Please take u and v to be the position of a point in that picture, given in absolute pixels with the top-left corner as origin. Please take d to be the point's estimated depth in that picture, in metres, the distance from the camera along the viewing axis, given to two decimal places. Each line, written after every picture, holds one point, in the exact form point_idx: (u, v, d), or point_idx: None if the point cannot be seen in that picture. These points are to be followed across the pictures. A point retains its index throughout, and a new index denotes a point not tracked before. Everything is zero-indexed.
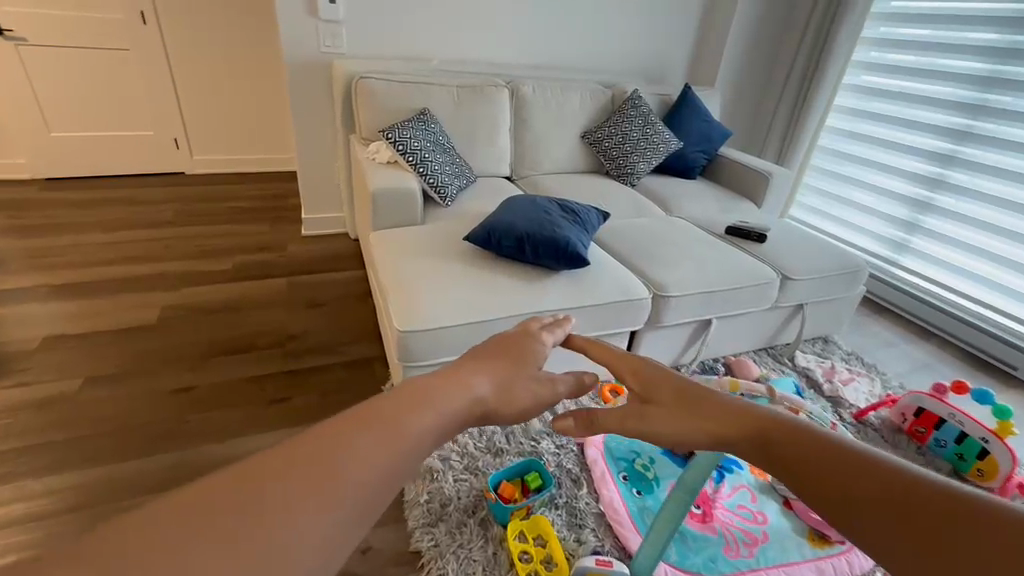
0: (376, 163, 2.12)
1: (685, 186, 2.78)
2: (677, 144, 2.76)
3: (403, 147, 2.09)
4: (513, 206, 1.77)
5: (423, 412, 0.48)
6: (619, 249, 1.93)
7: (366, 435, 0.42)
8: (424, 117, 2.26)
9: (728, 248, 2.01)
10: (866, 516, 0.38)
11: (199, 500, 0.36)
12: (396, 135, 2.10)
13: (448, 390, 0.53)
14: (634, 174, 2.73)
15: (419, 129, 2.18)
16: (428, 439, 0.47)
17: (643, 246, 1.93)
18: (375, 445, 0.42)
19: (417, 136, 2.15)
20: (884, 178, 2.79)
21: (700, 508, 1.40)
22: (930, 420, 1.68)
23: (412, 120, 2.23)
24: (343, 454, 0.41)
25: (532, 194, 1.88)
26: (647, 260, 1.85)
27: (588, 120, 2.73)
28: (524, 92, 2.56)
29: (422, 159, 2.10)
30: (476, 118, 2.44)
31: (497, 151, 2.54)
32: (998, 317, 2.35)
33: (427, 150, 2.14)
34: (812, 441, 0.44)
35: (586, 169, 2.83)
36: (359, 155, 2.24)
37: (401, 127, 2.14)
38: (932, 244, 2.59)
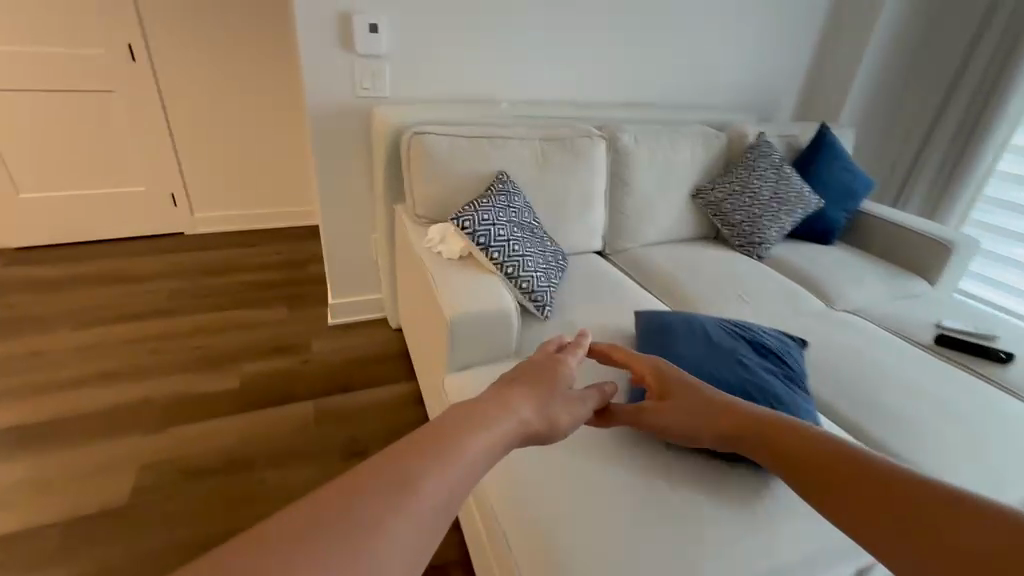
0: (442, 261, 1.48)
1: (829, 257, 2.13)
2: (818, 202, 2.11)
3: (484, 240, 1.45)
4: (682, 346, 1.14)
5: (473, 433, 0.58)
6: (834, 409, 1.34)
7: (432, 459, 0.52)
8: (504, 189, 1.63)
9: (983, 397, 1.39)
10: (834, 487, 0.61)
11: (314, 510, 0.45)
12: (474, 221, 1.46)
13: (499, 416, 0.64)
14: (764, 242, 2.09)
15: (502, 208, 1.54)
16: (480, 464, 0.56)
17: (858, 401, 1.35)
18: (440, 466, 0.52)
19: (502, 219, 1.51)
20: None
21: None
22: None
23: (489, 194, 1.59)
24: (415, 477, 0.50)
25: (690, 318, 1.26)
26: (883, 429, 1.27)
27: (701, 174, 2.10)
28: (624, 142, 1.92)
29: (512, 254, 1.47)
30: (566, 181, 1.81)
31: (590, 222, 1.91)
32: None
33: (516, 239, 1.51)
34: (780, 436, 0.74)
35: (695, 236, 2.18)
36: (414, 243, 1.61)
37: (479, 208, 1.49)
38: None
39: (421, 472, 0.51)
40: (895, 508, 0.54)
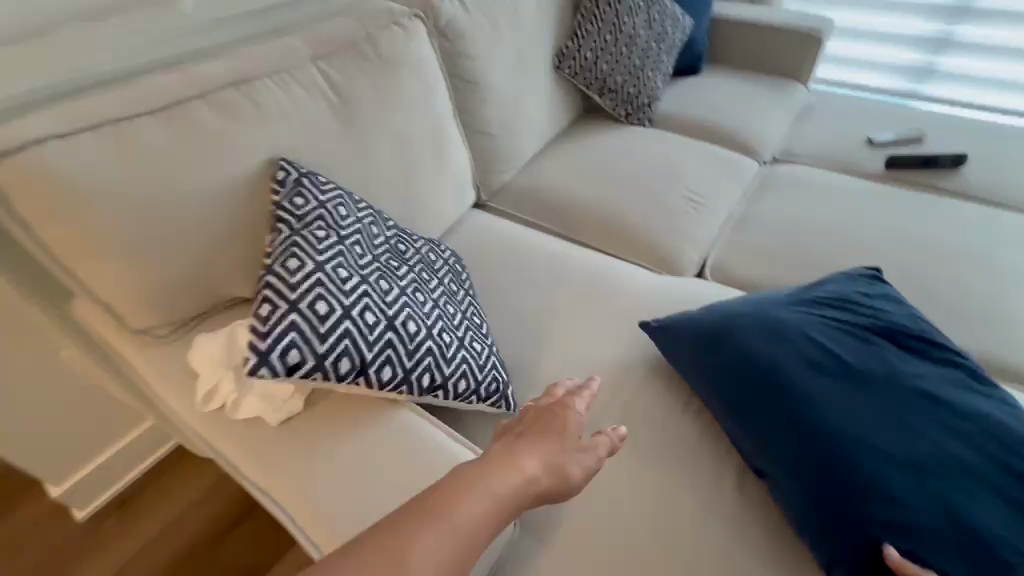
0: (280, 443, 0.67)
1: (714, 89, 1.73)
2: (689, 23, 1.62)
3: (347, 365, 0.64)
4: (835, 400, 0.72)
5: (475, 495, 0.55)
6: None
7: (426, 532, 0.51)
8: (312, 211, 0.75)
9: (988, 220, 1.19)
10: None
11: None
12: (307, 338, 0.62)
13: (505, 467, 0.59)
14: (654, 100, 1.57)
15: (340, 262, 0.71)
16: (477, 527, 0.54)
17: (910, 290, 1.05)
18: (435, 542, 0.51)
19: (358, 290, 0.69)
20: None
21: None
22: None
23: (293, 241, 0.70)
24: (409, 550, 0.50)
25: (778, 317, 0.82)
26: (954, 323, 1.00)
27: (556, 29, 1.41)
28: (449, 16, 1.11)
29: (416, 351, 0.70)
30: (393, 121, 0.99)
31: (455, 171, 1.16)
32: None
33: (405, 311, 0.72)
34: None
35: (569, 123, 1.57)
36: (188, 412, 0.72)
37: (298, 303, 0.64)
38: (967, 60, 2.03)
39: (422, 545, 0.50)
40: None
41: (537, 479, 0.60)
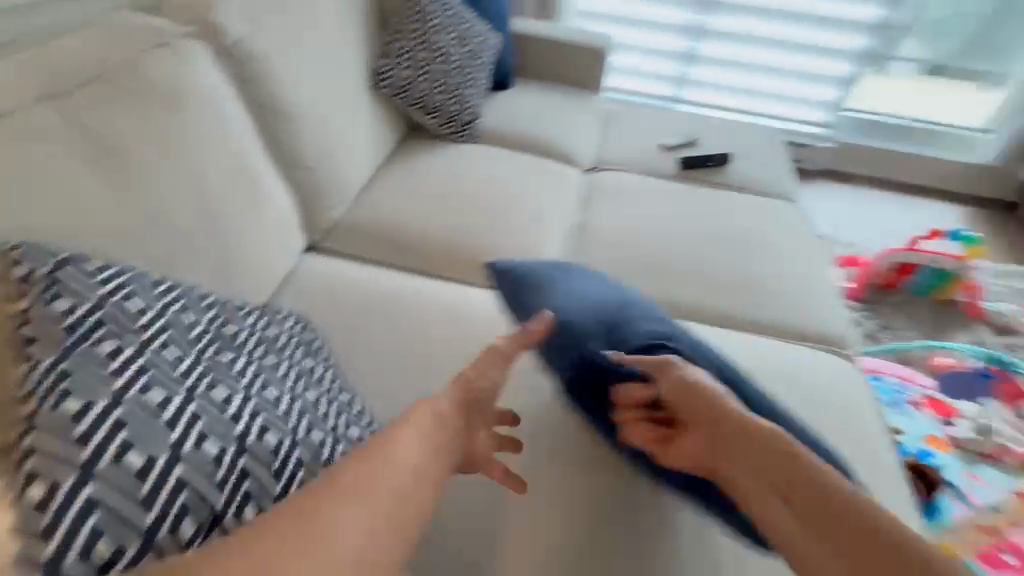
0: None
1: (528, 103, 1.80)
2: (497, 41, 1.65)
3: (191, 519, 0.49)
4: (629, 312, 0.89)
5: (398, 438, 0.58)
6: (713, 304, 1.18)
7: (354, 476, 0.52)
8: (89, 315, 0.55)
9: (760, 207, 1.45)
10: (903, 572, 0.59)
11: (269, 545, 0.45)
12: (121, 508, 0.46)
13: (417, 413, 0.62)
14: (475, 116, 1.54)
15: (146, 380, 0.53)
16: (403, 459, 0.56)
17: (722, 277, 1.23)
18: (357, 483, 0.51)
19: (183, 411, 0.53)
20: (652, 9, 2.44)
21: (1015, 557, 1.10)
22: (909, 269, 1.77)
23: (63, 369, 0.49)
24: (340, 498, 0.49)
25: (579, 288, 0.94)
26: (759, 299, 1.19)
27: (366, 46, 1.31)
28: (237, 34, 0.95)
29: (285, 462, 0.58)
30: (182, 168, 0.79)
31: (276, 214, 0.98)
32: (779, 124, 2.56)
33: (261, 419, 0.58)
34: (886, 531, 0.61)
35: (394, 146, 1.47)
36: None
37: (97, 463, 0.46)
38: (710, 71, 2.52)
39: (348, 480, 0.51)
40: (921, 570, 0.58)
41: (442, 410, 0.64)
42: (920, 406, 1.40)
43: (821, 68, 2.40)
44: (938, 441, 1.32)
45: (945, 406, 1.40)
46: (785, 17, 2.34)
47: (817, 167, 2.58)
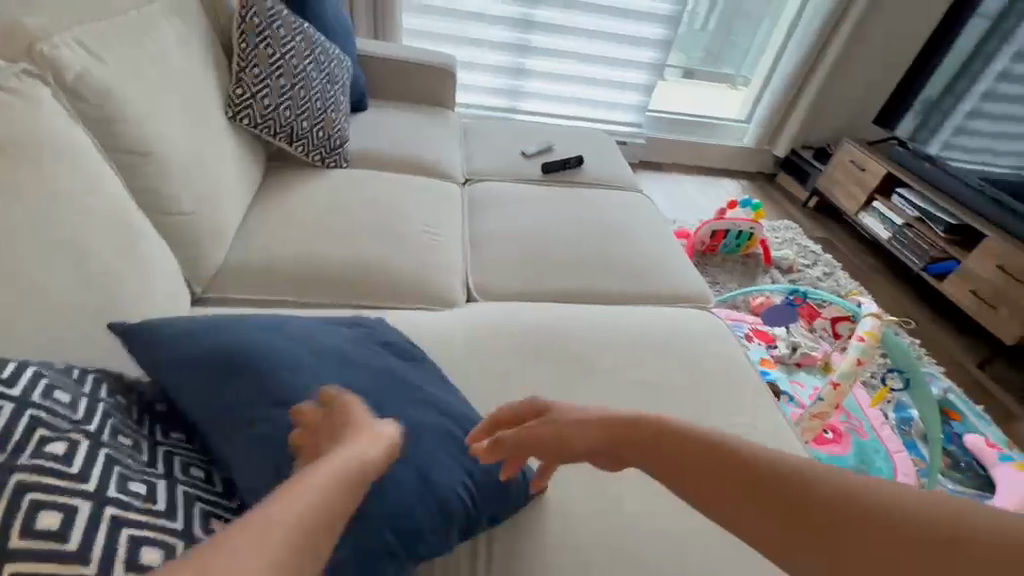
0: None
1: (389, 123, 1.81)
2: (349, 64, 1.65)
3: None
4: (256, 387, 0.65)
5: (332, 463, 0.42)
6: (605, 286, 1.34)
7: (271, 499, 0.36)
8: (14, 421, 0.46)
9: (615, 198, 1.68)
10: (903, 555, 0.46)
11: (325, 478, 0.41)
12: None
13: (360, 442, 0.48)
14: (343, 140, 1.50)
15: (129, 472, 0.49)
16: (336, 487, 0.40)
17: (604, 258, 1.41)
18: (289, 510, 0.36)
19: (174, 496, 0.51)
20: (480, 28, 2.62)
21: (829, 432, 1.49)
22: (721, 234, 2.22)
23: (18, 480, 0.42)
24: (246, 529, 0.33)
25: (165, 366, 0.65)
26: (636, 272, 1.39)
27: (214, 74, 1.21)
28: (79, 68, 0.83)
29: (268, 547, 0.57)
30: (54, 230, 0.67)
31: (162, 267, 0.87)
32: (601, 126, 2.97)
33: (246, 501, 0.58)
34: (899, 498, 0.49)
35: (260, 178, 1.37)
36: None
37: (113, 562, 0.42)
38: (539, 83, 2.81)
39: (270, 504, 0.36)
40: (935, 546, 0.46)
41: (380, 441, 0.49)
42: (752, 338, 1.81)
43: (626, 78, 2.83)
44: (768, 361, 1.73)
45: (767, 334, 1.83)
46: (594, 36, 2.68)
47: (636, 160, 3.07)
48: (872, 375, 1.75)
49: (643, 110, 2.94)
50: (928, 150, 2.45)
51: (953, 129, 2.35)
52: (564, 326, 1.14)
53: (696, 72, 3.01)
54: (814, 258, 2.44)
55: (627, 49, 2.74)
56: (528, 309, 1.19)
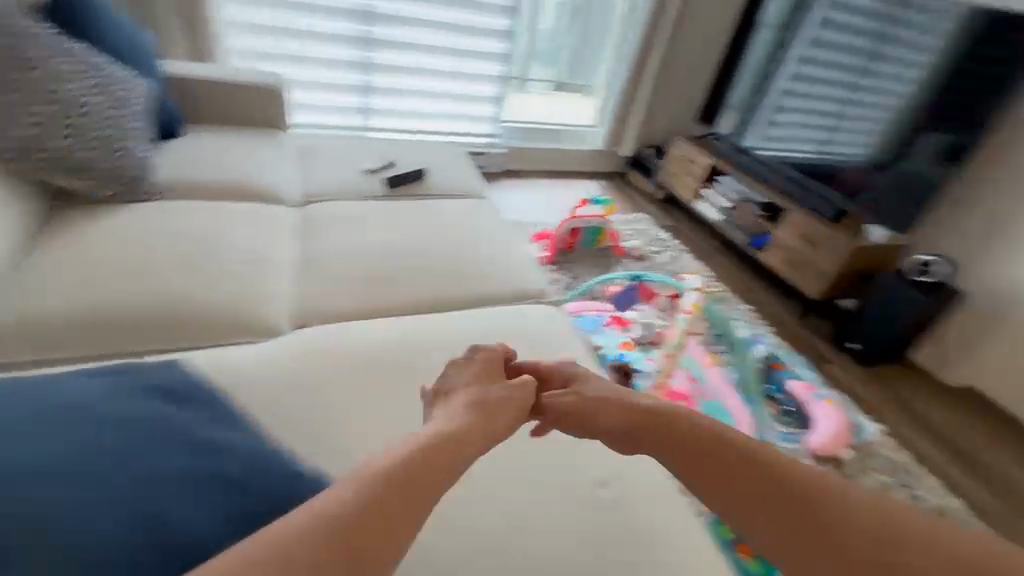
0: None
1: (208, 148, 1.67)
2: (149, 87, 1.50)
3: None
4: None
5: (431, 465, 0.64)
6: (448, 294, 1.33)
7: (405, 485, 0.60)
8: None
9: (461, 206, 1.71)
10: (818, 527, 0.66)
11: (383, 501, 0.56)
12: None
13: (459, 447, 0.70)
14: (144, 170, 1.35)
15: None
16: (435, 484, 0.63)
17: (447, 266, 1.41)
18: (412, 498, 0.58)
19: None
20: (318, 46, 2.54)
21: (681, 400, 1.62)
22: (576, 232, 2.35)
23: None
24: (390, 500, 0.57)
25: None
26: (481, 275, 1.42)
27: None
28: None
29: None
30: None
31: None
32: (459, 139, 3.02)
33: None
34: (828, 492, 0.70)
35: (35, 219, 1.18)
36: None
37: None
38: (389, 100, 2.79)
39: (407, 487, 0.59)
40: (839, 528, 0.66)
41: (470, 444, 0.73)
42: (610, 324, 1.92)
43: (477, 91, 2.91)
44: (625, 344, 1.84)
45: (623, 319, 1.95)
46: (438, 51, 2.72)
47: (498, 169, 3.15)
48: (713, 343, 1.95)
49: (497, 120, 3.04)
50: (747, 141, 2.73)
51: (764, 122, 2.63)
52: (397, 343, 1.10)
53: (542, 86, 3.18)
54: (664, 244, 2.66)
55: (471, 61, 2.82)
56: (365, 327, 1.15)
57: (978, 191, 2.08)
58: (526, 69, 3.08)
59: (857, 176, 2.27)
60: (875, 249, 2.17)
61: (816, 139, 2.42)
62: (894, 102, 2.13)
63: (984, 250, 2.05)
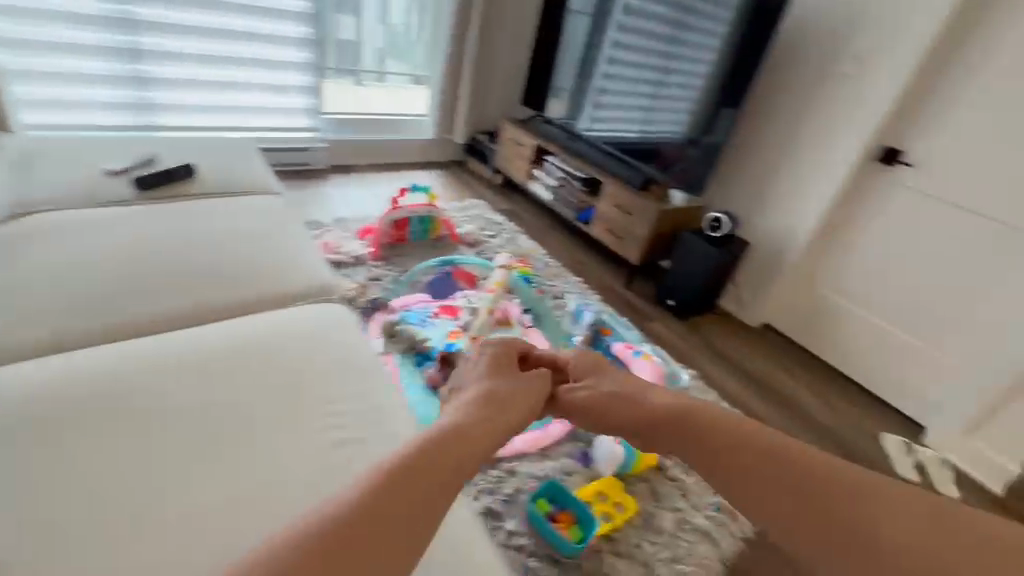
0: None
1: None
2: None
3: None
4: None
5: (461, 454, 0.63)
6: (205, 305, 1.14)
7: (425, 480, 0.57)
8: None
9: (237, 204, 1.51)
10: (812, 509, 0.58)
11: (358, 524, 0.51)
12: None
13: (484, 436, 0.69)
14: None
15: None
16: (462, 475, 0.61)
17: (210, 271, 1.22)
18: (439, 493, 0.57)
19: None
20: (59, 31, 2.11)
21: None
22: (402, 223, 2.25)
23: None
24: (407, 506, 0.54)
25: None
26: (252, 279, 1.24)
27: None
28: None
29: None
30: None
31: None
32: (272, 133, 2.76)
33: None
34: (831, 469, 0.61)
35: None
36: None
37: None
38: (173, 92, 2.44)
39: (426, 485, 0.57)
40: (838, 506, 0.58)
41: (498, 432, 0.73)
42: (439, 313, 1.85)
43: (281, 81, 2.66)
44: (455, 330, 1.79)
45: (452, 306, 1.90)
46: (224, 37, 2.43)
47: (325, 164, 2.93)
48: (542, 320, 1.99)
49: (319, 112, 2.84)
50: (579, 126, 2.76)
51: (591, 105, 2.67)
52: (114, 374, 0.90)
53: (362, 80, 3.02)
54: (499, 228, 2.66)
55: (324, 54, 2.77)
56: (79, 357, 0.93)
57: (748, 153, 2.37)
58: (383, 63, 3.05)
59: (673, 152, 2.40)
60: (676, 211, 2.35)
61: (638, 120, 2.51)
62: (698, 82, 2.27)
63: (759, 204, 2.34)
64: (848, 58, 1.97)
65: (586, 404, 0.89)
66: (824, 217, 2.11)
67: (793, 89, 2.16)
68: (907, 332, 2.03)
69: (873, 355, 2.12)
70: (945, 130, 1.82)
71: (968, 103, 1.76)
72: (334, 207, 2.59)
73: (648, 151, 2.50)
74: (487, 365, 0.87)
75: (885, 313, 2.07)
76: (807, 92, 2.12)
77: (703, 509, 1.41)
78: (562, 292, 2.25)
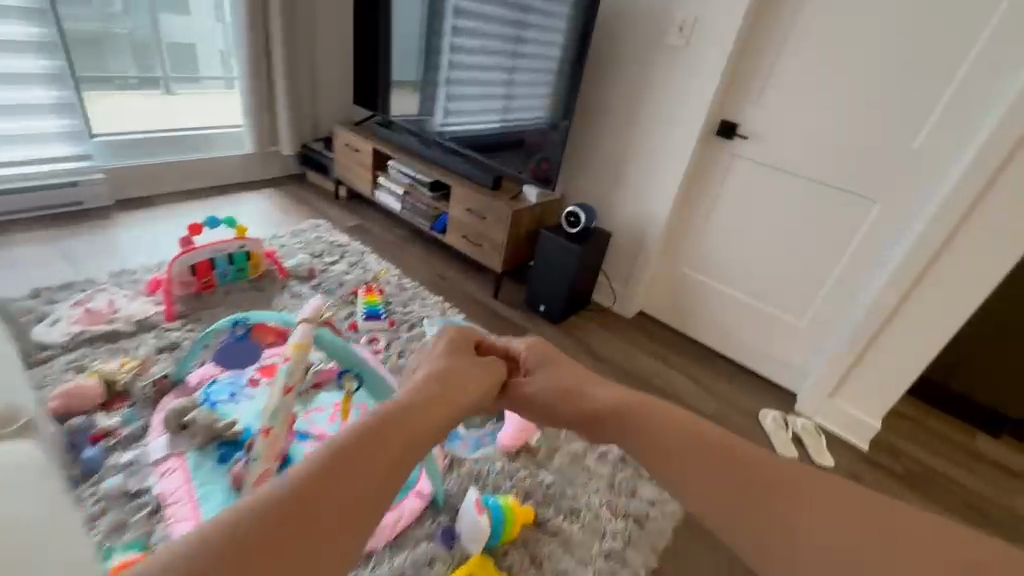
0: None
1: None
2: None
3: None
4: None
5: (415, 418, 0.42)
6: None
7: (371, 445, 0.37)
8: None
9: None
10: (762, 508, 0.43)
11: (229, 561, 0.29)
12: None
13: (446, 399, 0.48)
14: None
15: None
16: (422, 443, 0.41)
17: None
18: (391, 458, 0.37)
19: None
20: None
21: None
22: (204, 267, 1.80)
23: None
24: (341, 487, 0.34)
25: None
26: None
27: None
28: None
29: None
30: None
31: None
32: (14, 168, 2.10)
33: None
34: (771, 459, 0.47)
35: None
36: None
37: None
38: None
39: (374, 453, 0.37)
40: (791, 500, 0.43)
41: (458, 407, 0.51)
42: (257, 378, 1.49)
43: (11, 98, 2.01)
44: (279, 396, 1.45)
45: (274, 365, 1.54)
46: None
47: (107, 200, 2.33)
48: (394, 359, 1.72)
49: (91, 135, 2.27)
50: (434, 122, 2.38)
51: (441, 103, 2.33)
52: None
53: (176, 86, 2.59)
54: (341, 250, 2.28)
55: (111, 60, 2.31)
56: None
57: (596, 139, 2.23)
58: (229, 67, 2.70)
59: (537, 138, 2.14)
60: (533, 209, 2.17)
61: (498, 107, 2.19)
62: (556, 57, 1.99)
63: (614, 192, 2.23)
64: (674, 31, 1.87)
65: (539, 397, 0.66)
66: (675, 199, 2.03)
67: (629, 67, 2.04)
68: (767, 304, 2.02)
69: (740, 330, 2.11)
70: (771, 100, 1.79)
71: (787, 69, 1.73)
72: (117, 255, 2.04)
73: (514, 142, 2.19)
74: (442, 345, 0.63)
75: (745, 288, 2.05)
76: (641, 70, 2.01)
77: (591, 565, 1.21)
78: (419, 318, 1.96)
